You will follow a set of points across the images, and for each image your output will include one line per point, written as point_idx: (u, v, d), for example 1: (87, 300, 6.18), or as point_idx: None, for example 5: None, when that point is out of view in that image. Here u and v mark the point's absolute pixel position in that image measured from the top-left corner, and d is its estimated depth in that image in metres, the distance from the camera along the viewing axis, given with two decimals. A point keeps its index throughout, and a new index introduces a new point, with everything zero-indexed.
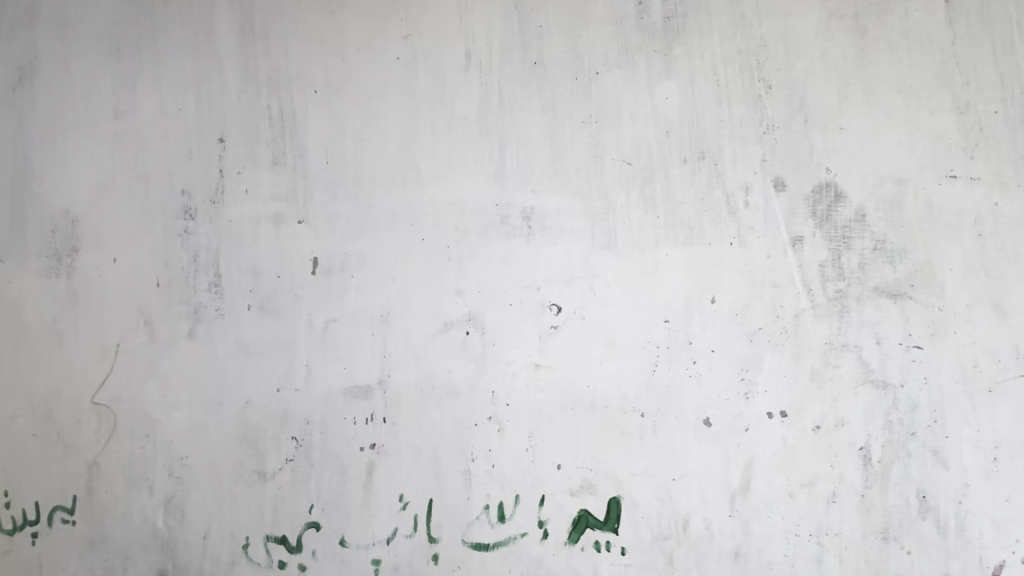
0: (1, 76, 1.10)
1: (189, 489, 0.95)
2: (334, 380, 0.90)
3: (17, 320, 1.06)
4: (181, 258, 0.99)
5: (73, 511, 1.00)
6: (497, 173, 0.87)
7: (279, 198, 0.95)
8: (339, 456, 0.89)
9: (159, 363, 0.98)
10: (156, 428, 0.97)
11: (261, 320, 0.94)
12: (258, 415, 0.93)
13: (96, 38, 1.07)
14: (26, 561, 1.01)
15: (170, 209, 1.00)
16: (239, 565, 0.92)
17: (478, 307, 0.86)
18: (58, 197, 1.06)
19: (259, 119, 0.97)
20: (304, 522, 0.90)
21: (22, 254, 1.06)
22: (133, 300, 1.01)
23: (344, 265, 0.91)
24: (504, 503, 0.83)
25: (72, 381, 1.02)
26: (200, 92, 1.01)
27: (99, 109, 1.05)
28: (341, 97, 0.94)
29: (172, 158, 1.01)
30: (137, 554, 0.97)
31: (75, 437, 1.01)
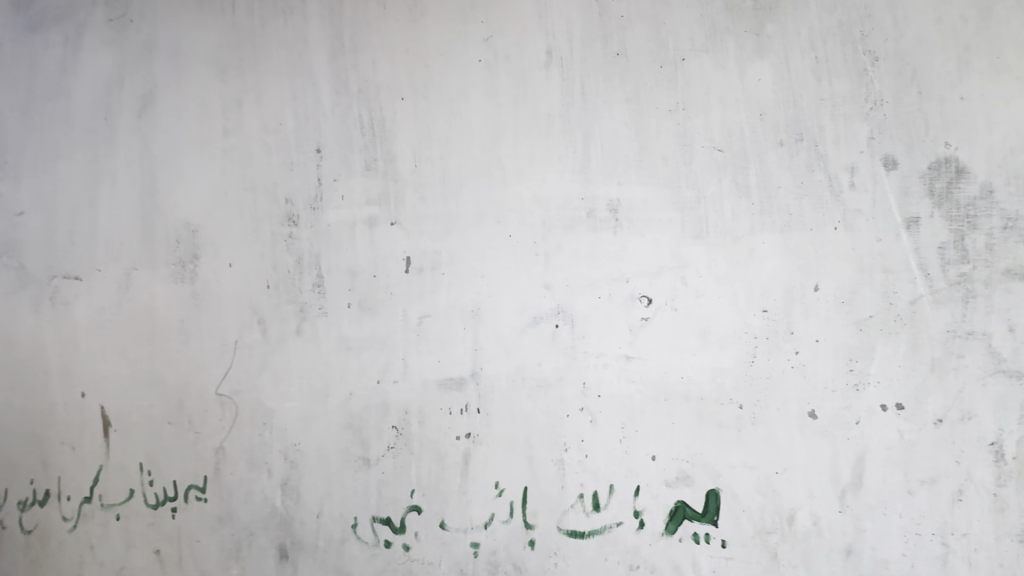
0: (130, 106, 1.25)
1: (302, 472, 1.04)
2: (429, 373, 0.95)
3: (151, 321, 1.19)
4: (287, 261, 1.08)
5: (204, 489, 1.12)
6: (582, 167, 0.88)
7: (372, 202, 1.01)
8: (437, 444, 0.94)
9: (271, 357, 1.08)
10: (271, 417, 1.07)
11: (360, 318, 1.01)
12: (360, 405, 1.00)
13: (205, 63, 1.18)
14: (168, 532, 1.15)
15: (275, 217, 1.09)
16: (349, 543, 1.00)
17: (567, 300, 0.87)
18: (180, 210, 1.18)
19: (352, 128, 1.04)
20: (406, 506, 0.96)
21: (153, 262, 1.20)
22: (247, 300, 1.11)
23: (435, 263, 0.96)
24: (599, 492, 0.84)
25: (198, 374, 1.14)
26: (297, 107, 1.08)
27: (210, 129, 1.16)
28: (427, 102, 0.98)
29: (276, 169, 1.10)
30: (259, 529, 1.07)
31: (204, 424, 1.13)
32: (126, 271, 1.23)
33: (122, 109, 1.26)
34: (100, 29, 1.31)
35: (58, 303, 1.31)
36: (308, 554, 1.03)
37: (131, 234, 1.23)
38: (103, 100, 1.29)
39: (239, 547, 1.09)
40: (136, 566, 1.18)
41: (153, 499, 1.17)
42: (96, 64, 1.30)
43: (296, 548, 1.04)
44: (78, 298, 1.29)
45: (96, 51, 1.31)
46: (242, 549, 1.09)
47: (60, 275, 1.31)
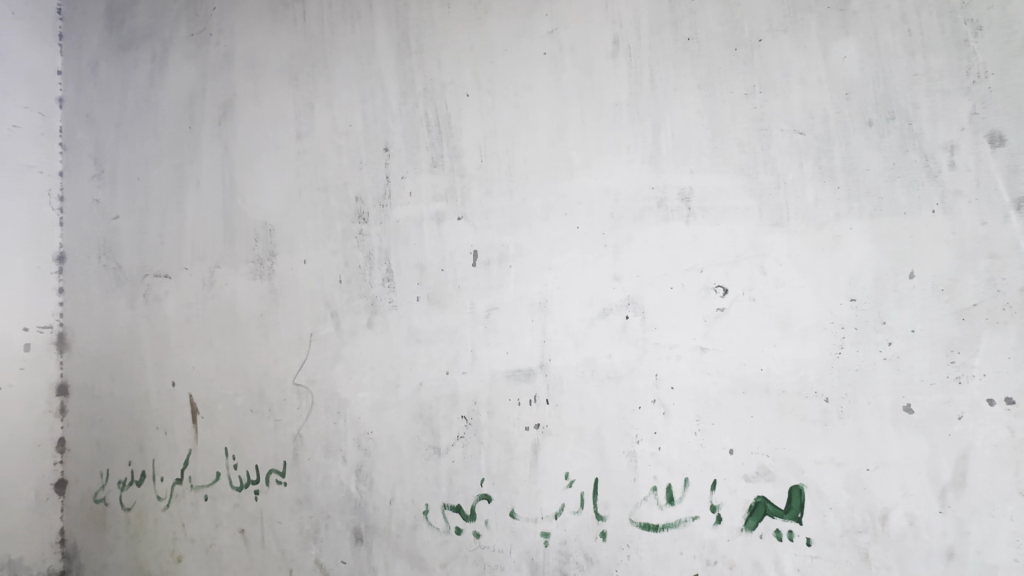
0: (211, 114, 1.34)
1: (375, 459, 1.08)
2: (498, 364, 0.97)
3: (234, 315, 1.28)
4: (357, 257, 1.12)
5: (284, 473, 1.19)
6: (652, 156, 0.86)
7: (440, 198, 1.03)
8: (506, 435, 0.96)
9: (344, 349, 1.12)
10: (345, 406, 1.12)
11: (429, 311, 1.03)
12: (430, 396, 1.03)
13: (278, 71, 1.24)
14: (252, 513, 1.23)
15: (346, 215, 1.14)
16: (421, 529, 1.03)
17: (637, 292, 0.87)
18: (258, 211, 1.25)
19: (419, 126, 1.06)
20: (476, 494, 0.98)
21: (234, 260, 1.28)
22: (321, 295, 1.16)
23: (502, 256, 0.97)
24: (672, 485, 0.83)
25: (277, 365, 1.21)
26: (366, 108, 1.13)
27: (285, 133, 1.23)
28: (492, 97, 0.99)
29: (346, 169, 1.14)
30: (335, 513, 1.12)
31: (283, 412, 1.19)
32: (210, 269, 1.32)
33: (204, 118, 1.35)
34: (182, 44, 1.41)
35: (151, 299, 1.42)
36: (382, 538, 1.07)
37: (214, 234, 1.32)
38: (186, 110, 1.39)
39: (317, 529, 1.14)
40: (222, 543, 1.27)
41: (237, 482, 1.25)
42: (180, 77, 1.40)
43: (370, 532, 1.08)
44: (168, 294, 1.39)
45: (180, 65, 1.41)
46: (319, 531, 1.14)
47: (152, 274, 1.42)
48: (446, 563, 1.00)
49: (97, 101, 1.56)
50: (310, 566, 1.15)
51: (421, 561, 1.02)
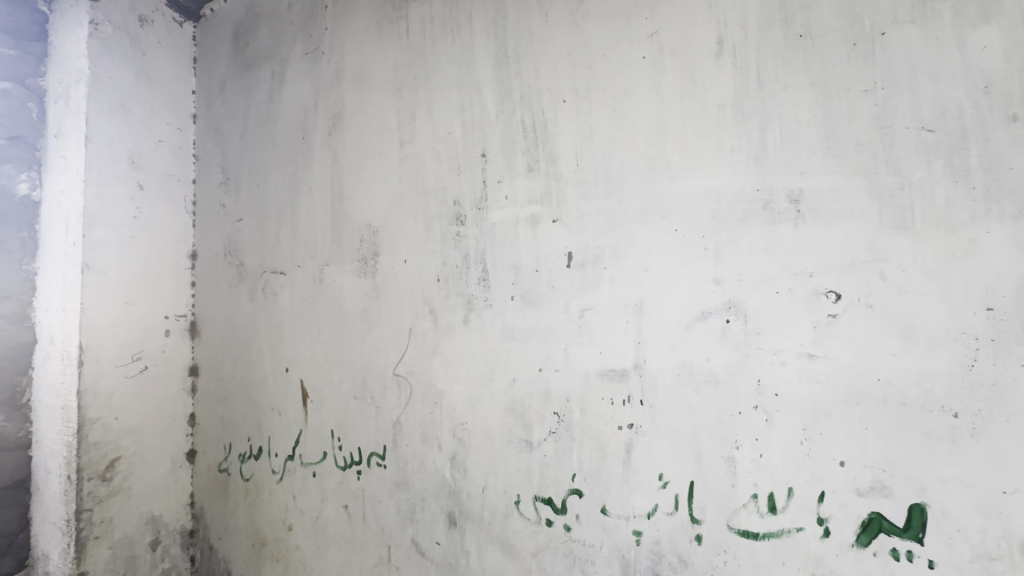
0: (323, 125, 1.47)
1: (469, 449, 1.14)
2: (591, 364, 0.99)
3: (340, 309, 1.39)
4: (455, 257, 1.18)
5: (384, 457, 1.28)
6: (758, 157, 0.85)
7: (535, 201, 1.07)
8: (598, 433, 0.98)
9: (441, 344, 1.19)
10: (442, 397, 1.19)
11: (523, 309, 1.08)
12: (523, 390, 1.07)
13: (383, 84, 1.34)
14: (354, 491, 1.34)
15: (445, 217, 1.20)
16: (512, 518, 1.07)
17: (740, 295, 0.85)
18: (363, 214, 1.36)
19: (516, 132, 1.11)
20: (568, 488, 1.01)
21: (342, 259, 1.40)
22: (420, 292, 1.24)
23: (597, 258, 0.99)
24: (775, 494, 0.81)
25: (379, 356, 1.31)
26: (465, 116, 1.19)
27: (388, 142, 1.32)
28: (589, 103, 1.01)
29: (445, 174, 1.21)
30: (431, 496, 1.20)
31: (384, 400, 1.29)
32: (320, 267, 1.45)
33: (316, 130, 1.49)
34: (298, 62, 1.55)
35: (268, 293, 1.58)
36: (474, 524, 1.13)
37: (324, 235, 1.44)
38: (301, 122, 1.53)
39: (413, 511, 1.23)
40: (328, 516, 1.39)
41: (342, 462, 1.37)
42: (296, 93, 1.55)
43: (463, 517, 1.15)
44: (283, 289, 1.54)
45: (295, 81, 1.55)
46: (416, 512, 1.22)
47: (269, 270, 1.59)
48: (536, 553, 1.04)
49: (224, 117, 1.76)
50: (406, 544, 1.24)
51: (512, 549, 1.07)
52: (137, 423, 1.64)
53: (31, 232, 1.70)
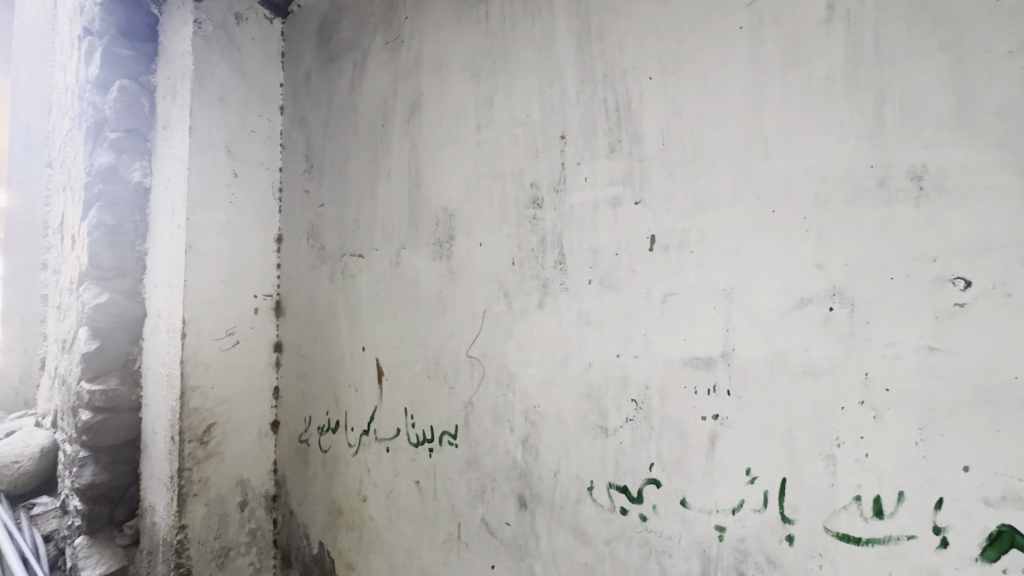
0: (401, 112, 1.51)
1: (541, 433, 1.14)
2: (674, 351, 0.95)
3: (415, 291, 1.43)
4: (531, 240, 1.18)
5: (456, 436, 1.31)
6: (873, 130, 0.78)
7: (616, 183, 1.04)
8: (679, 422, 0.94)
9: (515, 327, 1.20)
10: (514, 380, 1.19)
11: (601, 294, 1.06)
12: (600, 376, 1.05)
13: (462, 69, 1.35)
14: (426, 467, 1.38)
15: (522, 200, 1.20)
16: (585, 504, 1.06)
17: (846, 282, 0.79)
18: (440, 198, 1.38)
19: (597, 112, 1.08)
20: (645, 478, 0.98)
21: (418, 242, 1.44)
22: (495, 275, 1.24)
23: (683, 241, 0.95)
24: (882, 497, 0.75)
25: (453, 338, 1.33)
26: (543, 98, 1.17)
27: (466, 126, 1.33)
28: (677, 79, 0.97)
29: (523, 157, 1.21)
30: (502, 477, 1.21)
31: (456, 380, 1.32)
32: (397, 250, 1.50)
33: (395, 117, 1.53)
34: (378, 52, 1.60)
35: (347, 275, 1.66)
36: (545, 507, 1.13)
37: (401, 219, 1.49)
38: (380, 110, 1.58)
39: (484, 490, 1.25)
40: (401, 490, 1.45)
41: (415, 439, 1.41)
42: (376, 82, 1.60)
43: (534, 500, 1.15)
44: (361, 271, 1.61)
45: (376, 70, 1.60)
46: (486, 492, 1.24)
47: (349, 253, 1.66)
48: (609, 540, 1.02)
49: (309, 107, 1.86)
50: (476, 523, 1.26)
51: (583, 535, 1.06)
52: (230, 392, 1.78)
53: (142, 215, 1.91)
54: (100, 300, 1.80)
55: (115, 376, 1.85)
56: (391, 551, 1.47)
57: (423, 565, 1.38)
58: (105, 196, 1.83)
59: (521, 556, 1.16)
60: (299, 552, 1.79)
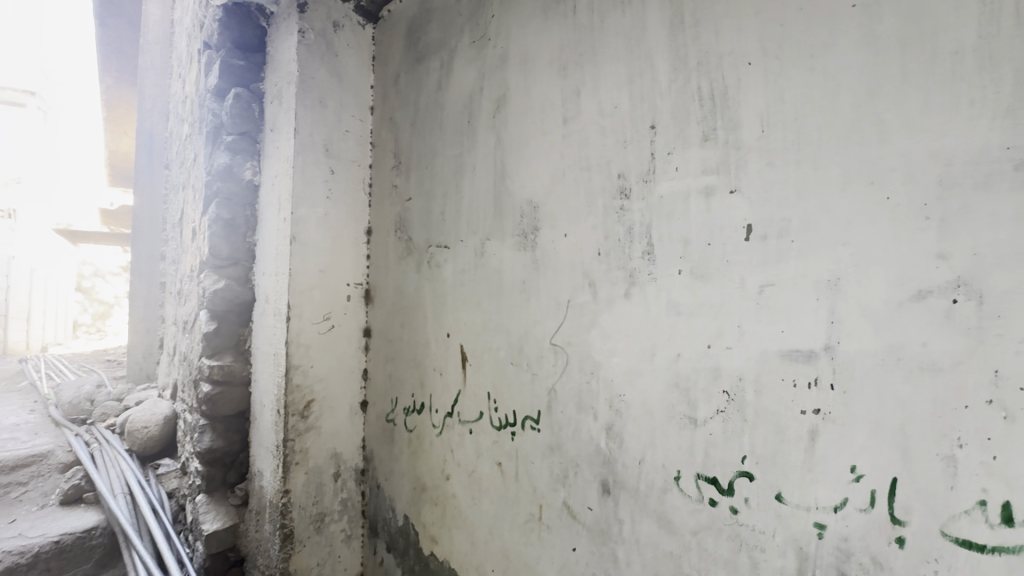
0: (487, 107, 1.57)
1: (626, 421, 1.16)
2: (770, 343, 0.93)
3: (499, 281, 1.49)
4: (618, 231, 1.19)
5: (538, 421, 1.35)
6: (1012, 108, 0.72)
7: (710, 171, 1.03)
8: (776, 416, 0.92)
9: (600, 316, 1.21)
10: (599, 368, 1.21)
11: (692, 284, 1.05)
12: (689, 367, 1.05)
13: (548, 63, 1.38)
14: (509, 450, 1.44)
15: (609, 191, 1.21)
16: (671, 493, 1.07)
17: (974, 272, 0.74)
18: (525, 191, 1.43)
19: (690, 101, 1.07)
20: (736, 470, 0.97)
21: (502, 233, 1.49)
22: (580, 266, 1.27)
23: (783, 230, 0.92)
24: (1012, 504, 0.70)
25: (536, 326, 1.37)
26: (633, 88, 1.18)
27: (552, 120, 1.36)
28: (780, 63, 0.94)
29: (610, 148, 1.22)
30: (584, 463, 1.24)
31: (540, 367, 1.36)
32: (481, 241, 1.56)
33: (481, 113, 1.59)
34: (465, 50, 1.67)
35: (433, 265, 1.75)
36: (629, 494, 1.14)
37: (486, 212, 1.55)
38: (467, 107, 1.65)
39: (566, 475, 1.28)
40: (483, 471, 1.51)
41: (497, 422, 1.47)
42: (462, 80, 1.67)
43: (618, 487, 1.17)
44: (446, 261, 1.69)
45: (463, 68, 1.67)
46: (569, 476, 1.27)
47: (435, 245, 1.75)
48: (696, 531, 1.02)
49: (398, 107, 1.97)
50: (558, 506, 1.30)
51: (669, 524, 1.07)
52: (326, 372, 1.93)
53: (251, 210, 2.12)
54: (218, 285, 2.02)
55: (229, 354, 2.07)
56: (473, 527, 1.54)
57: (504, 543, 1.44)
58: (222, 193, 2.05)
59: (603, 541, 1.19)
60: (385, 523, 1.93)
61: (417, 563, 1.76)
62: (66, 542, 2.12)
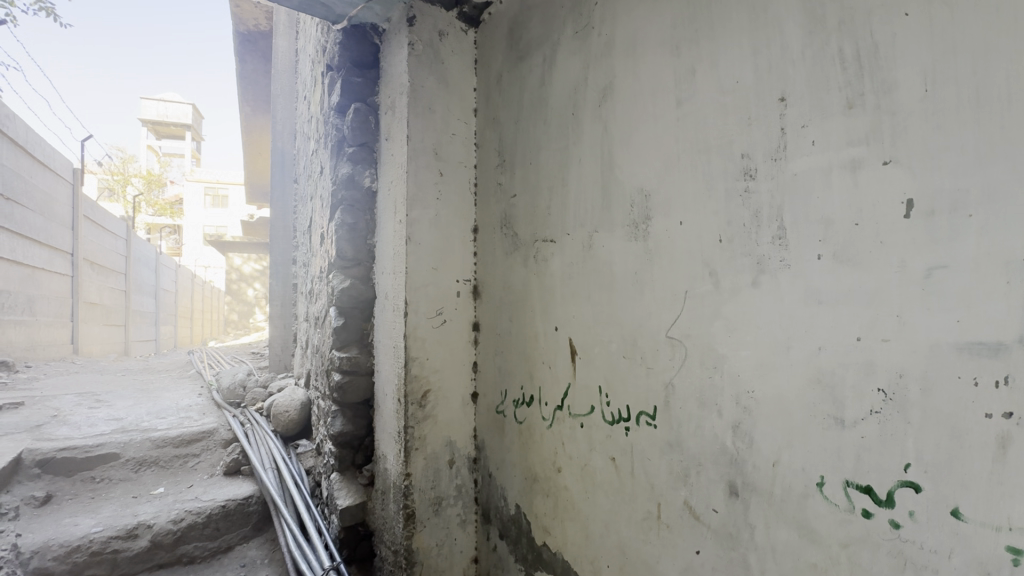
0: (593, 97, 1.54)
1: (756, 419, 1.07)
2: (941, 334, 0.81)
3: (609, 273, 1.46)
4: (743, 215, 1.11)
5: (654, 417, 1.30)
6: None
7: (857, 142, 0.92)
8: (949, 418, 0.80)
9: (723, 307, 1.14)
10: (723, 362, 1.14)
11: (836, 270, 0.94)
12: (833, 362, 0.94)
13: (659, 45, 1.33)
14: (623, 445, 1.41)
15: (731, 173, 1.13)
16: (813, 500, 0.97)
17: None
18: (636, 179, 1.38)
19: (830, 67, 0.96)
20: (898, 479, 0.85)
21: (611, 224, 1.46)
22: (699, 254, 1.20)
23: (956, 203, 0.80)
24: None
25: (651, 318, 1.32)
26: (758, 61, 1.09)
27: (664, 103, 1.30)
28: (949, 9, 0.81)
29: (732, 127, 1.13)
30: (708, 462, 1.17)
31: (655, 361, 1.31)
32: (589, 234, 1.54)
33: (586, 103, 1.57)
34: (569, 42, 1.66)
35: (540, 260, 1.76)
36: (762, 498, 1.06)
37: (594, 203, 1.53)
38: (571, 98, 1.64)
39: (687, 474, 1.22)
40: (596, 465, 1.50)
41: (610, 417, 1.45)
42: (566, 72, 1.66)
43: (747, 489, 1.09)
44: (553, 255, 1.70)
45: (566, 60, 1.67)
46: (690, 476, 1.21)
47: (541, 239, 1.76)
48: (846, 543, 0.92)
49: (501, 106, 2.01)
50: (679, 505, 1.24)
51: (812, 534, 0.97)
52: (440, 364, 2.04)
53: (371, 214, 2.31)
54: (345, 284, 2.23)
55: (355, 347, 2.28)
56: (587, 521, 1.54)
57: (621, 539, 1.41)
58: (346, 200, 2.26)
59: (731, 545, 1.12)
60: (497, 511, 1.99)
61: (530, 552, 1.79)
62: (230, 507, 2.48)
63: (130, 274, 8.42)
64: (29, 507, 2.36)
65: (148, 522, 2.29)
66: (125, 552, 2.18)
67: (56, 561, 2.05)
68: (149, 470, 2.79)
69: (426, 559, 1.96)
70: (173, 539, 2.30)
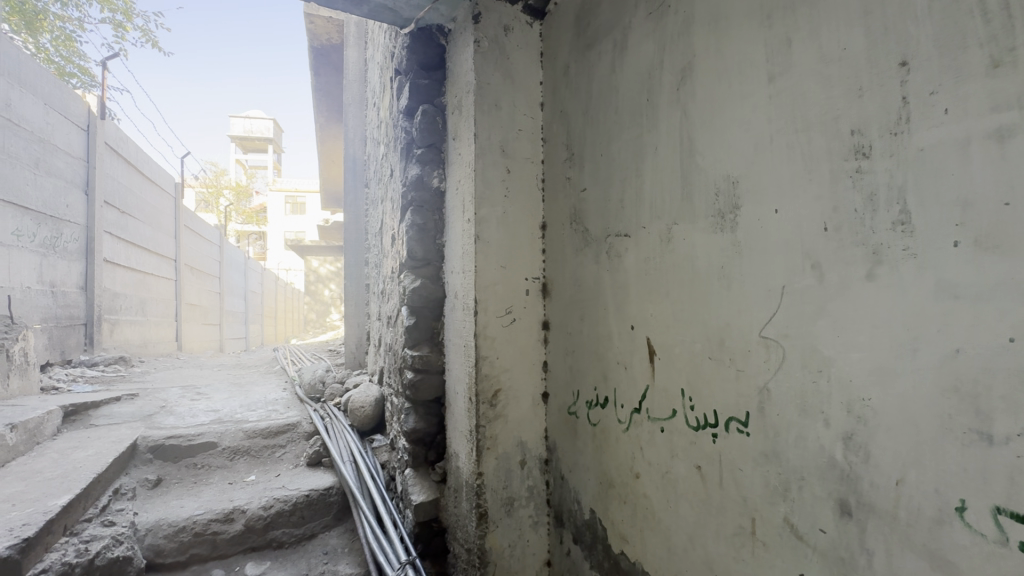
0: (670, 79, 1.45)
1: (874, 430, 0.94)
2: None
3: (691, 268, 1.36)
4: (854, 200, 0.98)
5: (746, 424, 1.19)
6: None
7: (1005, 107, 0.77)
8: None
9: (830, 303, 1.01)
10: (830, 365, 1.01)
11: (978, 259, 0.80)
12: (974, 367, 0.81)
13: (747, 18, 1.21)
14: (709, 453, 1.30)
15: (838, 153, 1.01)
16: (950, 527, 0.84)
17: None
18: (720, 165, 1.27)
19: (967, 21, 0.82)
20: None
21: (693, 216, 1.36)
22: (799, 245, 1.08)
23: None
24: None
25: (740, 317, 1.21)
26: (870, 22, 0.96)
27: (753, 80, 1.19)
28: None
29: (838, 101, 1.01)
30: (813, 477, 1.05)
31: (746, 364, 1.19)
32: (668, 227, 1.45)
33: (662, 88, 1.48)
34: (641, 24, 1.57)
35: (613, 255, 1.69)
36: (883, 521, 0.93)
37: (673, 194, 1.43)
38: (645, 83, 1.55)
39: (787, 488, 1.11)
40: (679, 473, 1.40)
41: (694, 422, 1.35)
42: (639, 56, 1.57)
43: (864, 509, 0.96)
44: (628, 250, 1.62)
45: (638, 44, 1.58)
46: (791, 490, 1.10)
47: (614, 234, 1.69)
48: None
49: (568, 97, 1.95)
50: (777, 522, 1.13)
51: (948, 566, 0.84)
52: (510, 362, 2.01)
53: (439, 214, 2.33)
54: (416, 284, 2.28)
55: (426, 345, 2.31)
56: (669, 531, 1.45)
57: (708, 553, 1.32)
58: (416, 201, 2.30)
59: (843, 571, 1.00)
60: (571, 514, 1.94)
61: (606, 559, 1.73)
62: (314, 496, 2.60)
63: (223, 277, 9.21)
64: (144, 488, 2.62)
65: (242, 507, 2.46)
66: (223, 534, 2.35)
67: (166, 539, 2.26)
68: (242, 458, 3.01)
69: (499, 559, 1.95)
70: (264, 524, 2.45)
